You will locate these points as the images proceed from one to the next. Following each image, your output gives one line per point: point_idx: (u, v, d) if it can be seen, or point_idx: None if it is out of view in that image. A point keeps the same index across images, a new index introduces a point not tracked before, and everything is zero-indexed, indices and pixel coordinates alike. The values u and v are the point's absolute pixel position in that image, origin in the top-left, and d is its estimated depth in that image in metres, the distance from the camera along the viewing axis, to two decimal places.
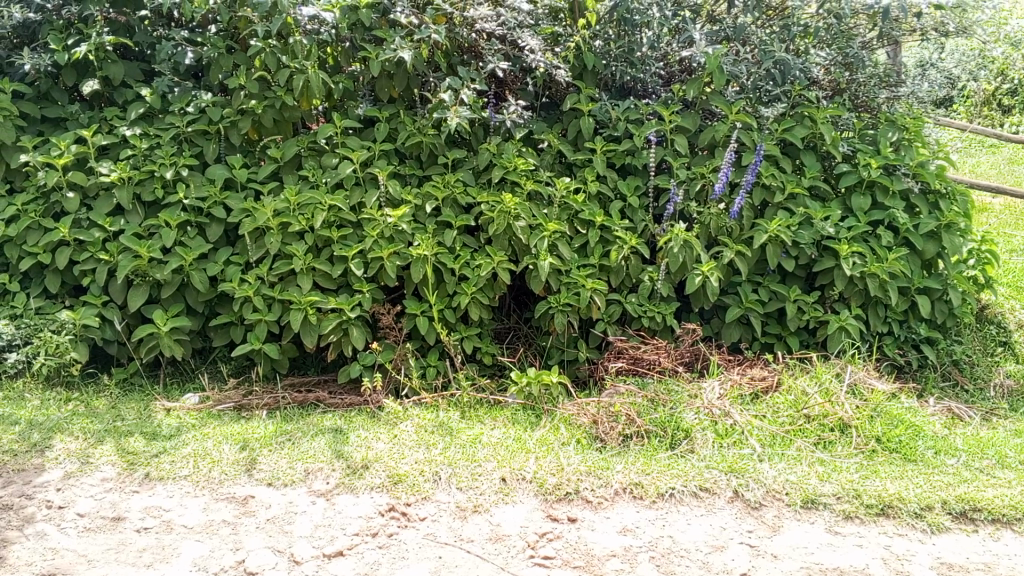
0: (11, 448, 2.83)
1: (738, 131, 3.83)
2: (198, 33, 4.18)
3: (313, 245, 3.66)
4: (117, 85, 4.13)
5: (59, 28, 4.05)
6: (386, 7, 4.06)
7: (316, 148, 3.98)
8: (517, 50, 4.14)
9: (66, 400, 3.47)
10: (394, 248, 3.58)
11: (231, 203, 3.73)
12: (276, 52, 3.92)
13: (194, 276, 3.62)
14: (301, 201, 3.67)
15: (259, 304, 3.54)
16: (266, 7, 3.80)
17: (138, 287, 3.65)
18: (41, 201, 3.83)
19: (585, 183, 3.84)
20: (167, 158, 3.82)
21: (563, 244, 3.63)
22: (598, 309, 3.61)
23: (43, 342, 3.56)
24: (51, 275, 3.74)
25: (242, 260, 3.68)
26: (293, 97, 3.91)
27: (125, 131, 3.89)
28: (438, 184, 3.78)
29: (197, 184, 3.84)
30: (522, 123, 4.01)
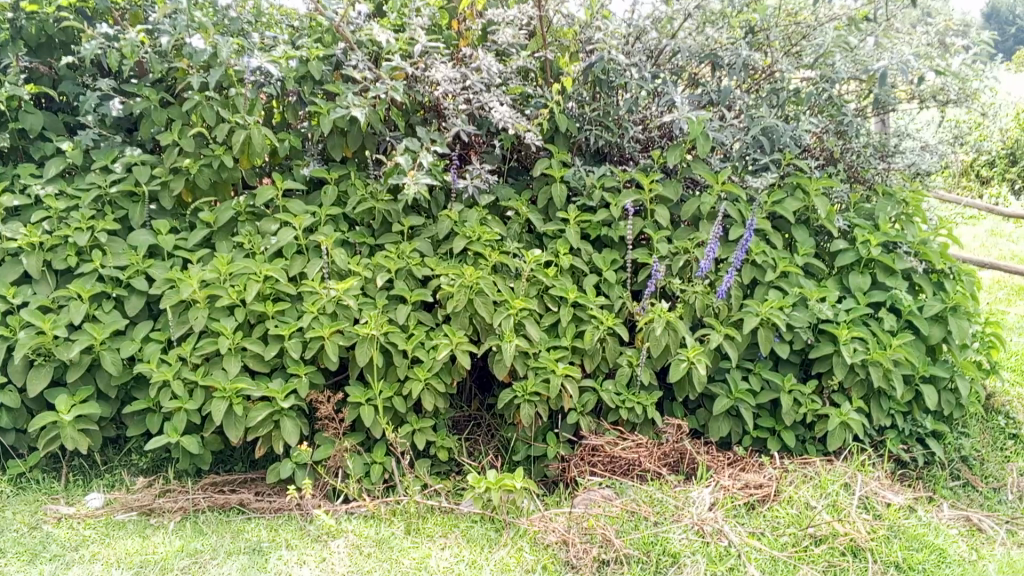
0: None
1: (726, 204, 3.49)
2: (130, 84, 3.84)
3: (245, 321, 3.26)
4: (35, 140, 3.81)
5: None
6: (338, 60, 3.76)
7: (254, 212, 3.63)
8: (484, 111, 3.82)
9: None
10: (337, 327, 3.13)
11: (155, 272, 3.39)
12: (214, 106, 3.56)
13: (106, 357, 3.21)
14: (234, 271, 3.29)
15: (178, 390, 3.10)
16: (205, 56, 3.48)
17: (40, 367, 3.23)
18: None
19: (558, 256, 3.44)
20: (84, 221, 3.46)
21: (531, 323, 3.18)
22: (570, 398, 3.13)
23: None
24: None
25: (163, 338, 3.28)
26: (230, 156, 3.56)
27: (38, 190, 3.54)
28: (391, 254, 3.37)
29: (117, 251, 3.48)
30: (487, 189, 3.66)
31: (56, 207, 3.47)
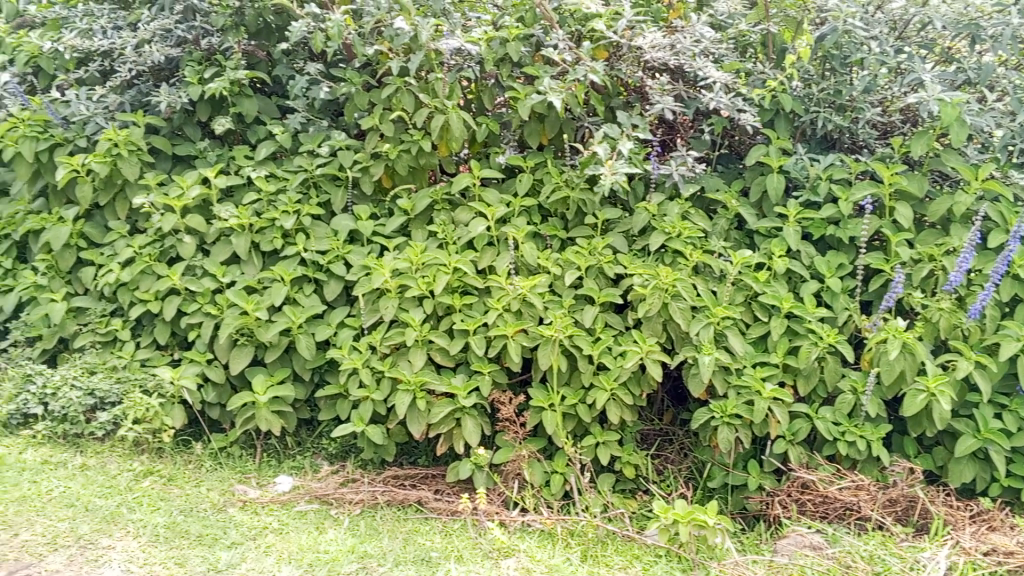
0: (53, 539, 2.47)
1: (986, 204, 2.94)
2: (337, 68, 3.97)
3: (433, 313, 3.18)
4: (252, 123, 4.03)
5: (198, 59, 4.07)
6: (539, 40, 3.66)
7: (450, 200, 3.56)
8: (694, 90, 3.51)
9: (146, 473, 3.07)
10: (521, 326, 2.98)
11: (353, 258, 3.42)
12: (413, 90, 3.55)
13: (302, 340, 3.28)
14: (424, 261, 3.21)
15: (366, 379, 3.10)
16: (406, 39, 3.51)
17: (243, 347, 3.34)
18: (157, 244, 3.61)
19: (771, 258, 3.05)
20: (291, 205, 3.54)
21: (734, 334, 2.86)
22: (779, 425, 2.77)
23: (133, 405, 3.24)
24: (160, 325, 3.50)
25: (355, 326, 3.28)
26: (429, 142, 3.54)
27: (251, 172, 3.65)
28: (582, 250, 3.16)
29: (318, 235, 3.54)
30: (693, 178, 3.34)
31: (266, 189, 3.56)
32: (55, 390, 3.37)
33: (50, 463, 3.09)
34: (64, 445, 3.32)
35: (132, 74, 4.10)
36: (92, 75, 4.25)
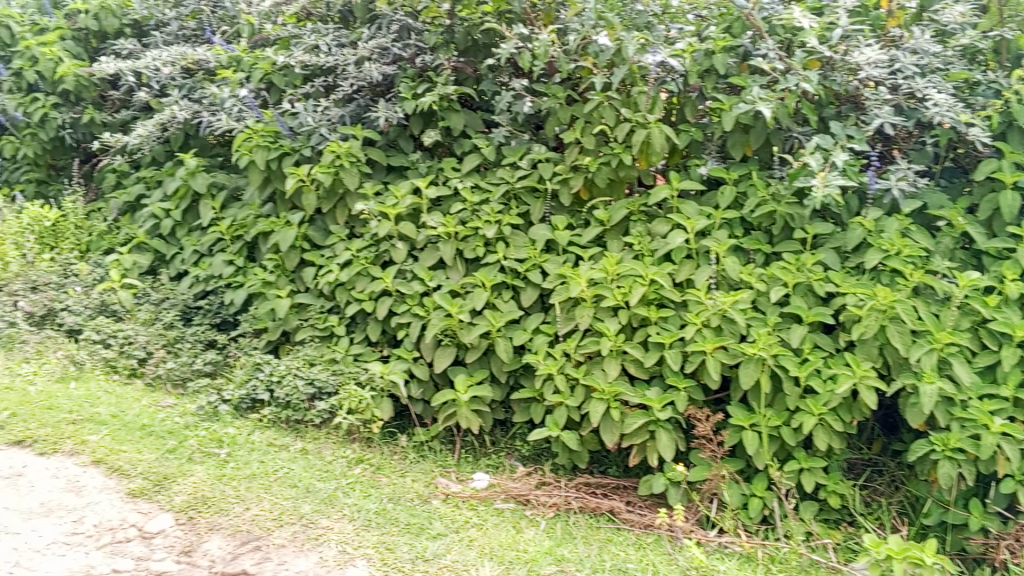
0: (280, 516, 2.84)
1: None
2: (540, 82, 4.07)
3: (628, 324, 3.18)
4: (457, 136, 4.26)
5: (412, 76, 4.37)
6: (747, 50, 3.61)
7: (647, 212, 3.57)
8: (915, 101, 3.31)
9: (359, 461, 3.42)
10: (721, 342, 2.93)
11: (549, 267, 3.53)
12: (615, 105, 3.58)
13: (501, 344, 3.46)
14: (620, 272, 3.22)
15: (560, 386, 3.16)
16: (610, 54, 3.58)
17: (446, 347, 3.59)
18: (372, 248, 3.88)
19: (1003, 282, 2.83)
20: (493, 215, 3.70)
21: (959, 362, 2.67)
22: (1008, 463, 2.56)
23: (347, 396, 3.55)
24: (371, 323, 3.79)
25: (550, 333, 3.35)
26: (629, 154, 3.56)
27: (457, 183, 3.86)
28: (789, 265, 3.06)
29: (517, 244, 3.68)
30: (913, 195, 3.16)
31: (471, 199, 3.74)
32: (280, 379, 3.71)
33: (274, 446, 3.43)
34: (286, 429, 3.64)
35: (353, 88, 4.44)
36: (317, 89, 4.61)
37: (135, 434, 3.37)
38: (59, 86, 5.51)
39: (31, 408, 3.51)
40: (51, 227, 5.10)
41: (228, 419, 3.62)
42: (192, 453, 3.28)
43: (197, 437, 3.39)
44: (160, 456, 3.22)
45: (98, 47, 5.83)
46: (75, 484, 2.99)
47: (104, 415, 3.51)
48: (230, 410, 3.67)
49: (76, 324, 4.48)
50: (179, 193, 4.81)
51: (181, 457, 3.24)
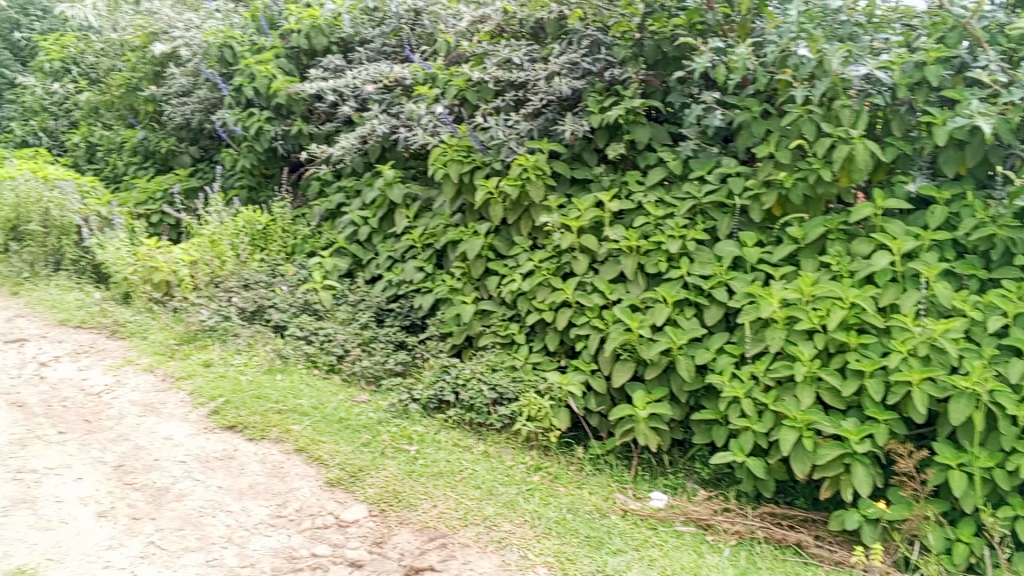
0: (468, 516, 3.22)
1: None
2: (732, 94, 3.97)
3: (824, 348, 3.23)
4: (642, 150, 4.27)
5: (600, 89, 4.41)
6: (964, 62, 3.42)
7: (847, 231, 3.45)
8: None
9: (536, 468, 3.71)
10: (928, 373, 2.96)
11: (735, 285, 3.48)
12: (816, 119, 3.47)
13: (682, 361, 3.52)
14: (816, 293, 3.23)
15: (748, 410, 3.28)
16: (812, 66, 3.46)
17: (625, 361, 3.73)
18: (554, 259, 4.08)
19: None
20: (677, 230, 3.71)
21: None
22: None
23: (529, 405, 3.85)
24: (551, 334, 4.09)
25: (736, 353, 3.43)
26: (829, 170, 3.41)
27: (641, 198, 3.90)
28: (1009, 294, 3.01)
29: (702, 260, 3.66)
30: None
31: (655, 214, 3.79)
32: (465, 382, 4.11)
33: (459, 446, 3.82)
34: (469, 430, 3.99)
35: (543, 103, 4.57)
36: (507, 103, 4.79)
37: (334, 426, 3.91)
38: (273, 100, 6.02)
39: (243, 397, 4.12)
40: (262, 230, 5.56)
41: (418, 417, 4.05)
42: (385, 448, 3.75)
43: (389, 433, 3.88)
44: (356, 448, 3.73)
45: (307, 64, 6.31)
46: (279, 470, 3.55)
47: (306, 406, 4.07)
48: (419, 408, 4.11)
49: (282, 320, 4.92)
50: (377, 203, 5.26)
51: (375, 450, 3.73)
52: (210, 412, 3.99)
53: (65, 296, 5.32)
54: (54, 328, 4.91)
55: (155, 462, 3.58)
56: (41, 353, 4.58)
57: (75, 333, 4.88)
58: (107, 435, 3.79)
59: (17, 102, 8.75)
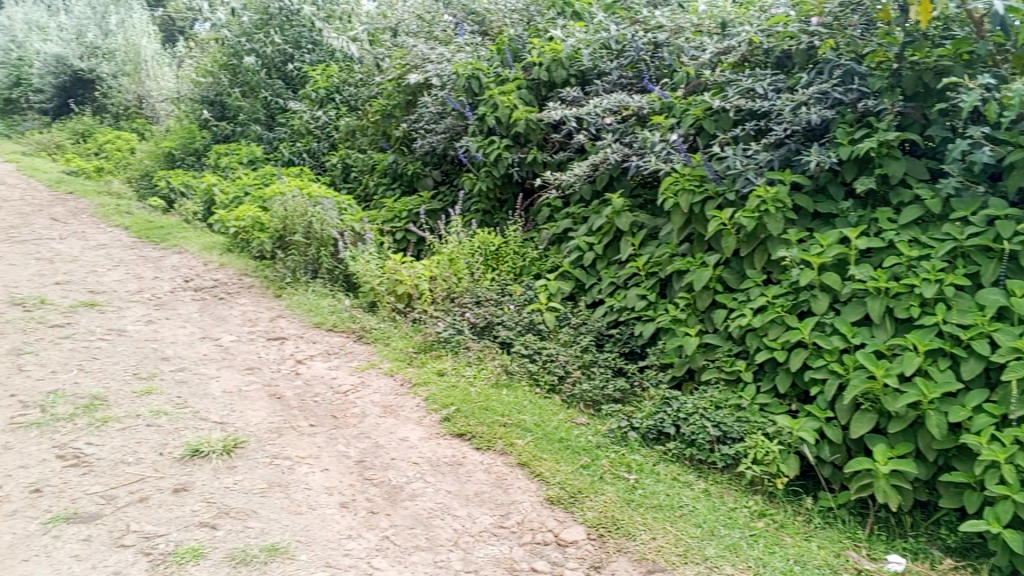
0: (689, 553, 3.23)
1: None
2: (1004, 130, 3.83)
3: None
4: (895, 184, 4.12)
5: (851, 121, 4.34)
6: None
7: None
8: None
9: (761, 513, 3.59)
10: None
11: (1000, 338, 3.35)
12: None
13: (932, 418, 3.35)
14: None
15: (1007, 477, 3.11)
16: None
17: (865, 412, 3.58)
18: (791, 296, 4.07)
19: None
20: (933, 273, 3.61)
21: None
22: None
23: (754, 446, 3.79)
24: (783, 375, 3.97)
25: (997, 414, 3.27)
26: None
27: (894, 236, 3.84)
28: None
29: (960, 307, 3.53)
30: None
31: (908, 254, 3.72)
32: (686, 416, 4.07)
33: (679, 481, 3.77)
34: (689, 466, 3.93)
35: (787, 133, 4.48)
36: (747, 133, 4.74)
37: (554, 445, 4.03)
38: (512, 129, 6.29)
39: (472, 407, 4.42)
40: (495, 251, 5.91)
41: (636, 446, 4.05)
42: (604, 473, 3.80)
43: (608, 458, 3.93)
44: (576, 469, 3.83)
45: (545, 95, 6.55)
46: (503, 481, 3.77)
47: (529, 422, 4.26)
48: (638, 437, 4.11)
49: (508, 337, 5.12)
50: (604, 229, 5.37)
51: (594, 474, 3.80)
52: (442, 418, 4.36)
53: (322, 301, 6.15)
54: (311, 329, 5.70)
55: (392, 461, 3.97)
56: (299, 352, 5.35)
57: (328, 335, 5.61)
58: (351, 431, 4.29)
59: (287, 126, 10.09)
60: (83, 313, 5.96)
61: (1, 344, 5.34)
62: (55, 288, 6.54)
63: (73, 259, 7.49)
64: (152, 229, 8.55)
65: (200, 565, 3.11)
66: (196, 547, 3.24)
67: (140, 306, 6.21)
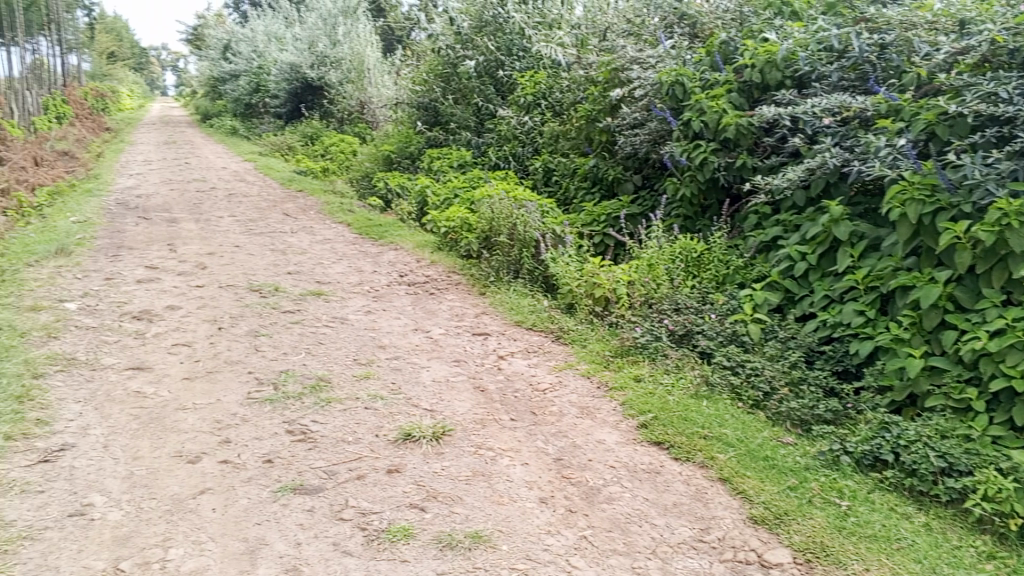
0: None
1: None
2: None
3: None
4: None
5: None
6: None
7: None
8: None
9: (991, 555, 3.28)
10: None
11: None
12: None
13: None
14: None
15: None
16: None
17: None
18: None
19: None
20: None
21: None
22: None
23: (987, 483, 3.48)
24: (1020, 407, 3.68)
25: None
26: None
27: None
28: None
29: None
30: None
31: None
32: (907, 444, 3.83)
33: (897, 512, 3.53)
34: (908, 497, 3.67)
35: None
36: (987, 139, 4.44)
37: (758, 463, 3.91)
38: (721, 134, 6.15)
39: (672, 416, 4.39)
40: (697, 258, 5.82)
41: (849, 471, 3.85)
42: (813, 496, 3.64)
43: (818, 481, 3.76)
44: (782, 490, 3.69)
45: (759, 98, 6.35)
46: (703, 495, 3.70)
47: (731, 437, 4.15)
48: (851, 462, 3.90)
49: (709, 347, 5.02)
50: (819, 239, 5.12)
51: (802, 496, 3.64)
52: (640, 425, 4.36)
53: (522, 300, 6.35)
54: (512, 327, 5.91)
55: (590, 462, 4.01)
56: (500, 347, 5.54)
57: (528, 334, 5.79)
58: (550, 428, 4.38)
59: (495, 131, 10.51)
60: (310, 301, 6.50)
61: (242, 325, 5.92)
62: (286, 278, 7.17)
63: (302, 251, 8.18)
64: (371, 226, 9.16)
65: (410, 544, 3.29)
66: (406, 527, 3.42)
67: (358, 296, 6.68)
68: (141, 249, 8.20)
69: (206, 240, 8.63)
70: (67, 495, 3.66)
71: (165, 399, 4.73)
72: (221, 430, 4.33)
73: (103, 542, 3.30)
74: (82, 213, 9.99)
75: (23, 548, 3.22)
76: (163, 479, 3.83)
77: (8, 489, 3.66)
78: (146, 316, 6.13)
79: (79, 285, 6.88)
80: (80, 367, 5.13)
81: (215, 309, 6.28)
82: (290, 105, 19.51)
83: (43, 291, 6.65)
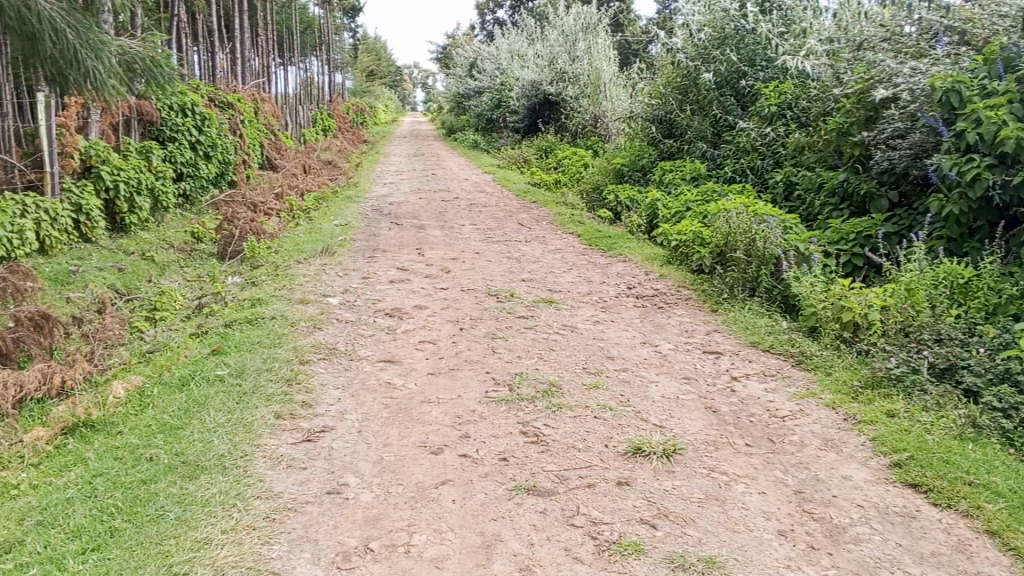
0: None
1: None
2: None
3: None
4: None
5: None
6: None
7: None
8: None
9: None
10: None
11: None
12: None
13: None
14: None
15: None
16: None
17: None
18: None
19: None
20: None
21: None
22: None
23: None
24: None
25: None
26: None
27: None
28: None
29: None
30: None
31: None
32: None
33: None
34: None
35: None
36: None
37: None
38: (999, 148, 5.56)
39: (931, 457, 4.01)
40: (964, 283, 5.44)
41: None
42: None
43: None
44: None
45: None
46: (966, 547, 3.34)
47: (1002, 486, 3.71)
48: None
49: (975, 386, 4.54)
50: None
51: None
52: (893, 464, 4.03)
53: (758, 319, 6.11)
54: (747, 347, 5.71)
55: (834, 498, 3.76)
56: (735, 367, 5.36)
57: (764, 355, 5.55)
58: (789, 458, 4.16)
59: (734, 143, 10.28)
60: (544, 308, 6.65)
61: (481, 328, 6.17)
62: (522, 285, 7.39)
63: (536, 259, 8.41)
64: (601, 237, 9.23)
65: (641, 561, 3.25)
66: (637, 542, 3.38)
67: (589, 306, 6.75)
68: (392, 252, 8.82)
69: (449, 246, 9.10)
70: (326, 473, 3.99)
71: (411, 392, 5.03)
72: (460, 425, 4.53)
73: (356, 521, 3.55)
74: (343, 217, 10.90)
75: (289, 518, 3.55)
76: (408, 466, 4.07)
77: (278, 463, 4.06)
78: (395, 314, 6.57)
79: (339, 282, 7.51)
80: (340, 356, 5.59)
81: (457, 311, 6.60)
82: (529, 120, 20.32)
83: (310, 285, 7.32)
